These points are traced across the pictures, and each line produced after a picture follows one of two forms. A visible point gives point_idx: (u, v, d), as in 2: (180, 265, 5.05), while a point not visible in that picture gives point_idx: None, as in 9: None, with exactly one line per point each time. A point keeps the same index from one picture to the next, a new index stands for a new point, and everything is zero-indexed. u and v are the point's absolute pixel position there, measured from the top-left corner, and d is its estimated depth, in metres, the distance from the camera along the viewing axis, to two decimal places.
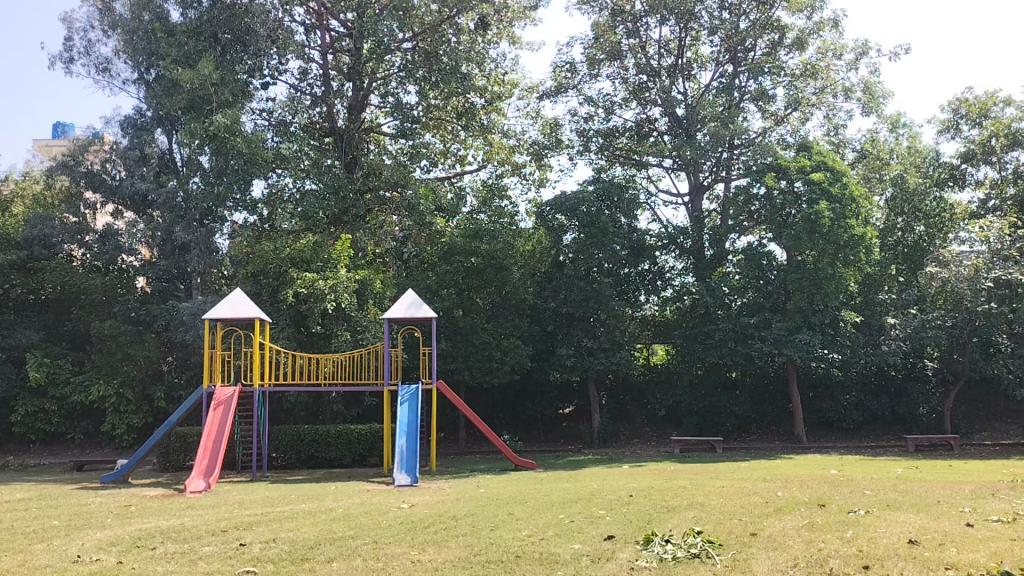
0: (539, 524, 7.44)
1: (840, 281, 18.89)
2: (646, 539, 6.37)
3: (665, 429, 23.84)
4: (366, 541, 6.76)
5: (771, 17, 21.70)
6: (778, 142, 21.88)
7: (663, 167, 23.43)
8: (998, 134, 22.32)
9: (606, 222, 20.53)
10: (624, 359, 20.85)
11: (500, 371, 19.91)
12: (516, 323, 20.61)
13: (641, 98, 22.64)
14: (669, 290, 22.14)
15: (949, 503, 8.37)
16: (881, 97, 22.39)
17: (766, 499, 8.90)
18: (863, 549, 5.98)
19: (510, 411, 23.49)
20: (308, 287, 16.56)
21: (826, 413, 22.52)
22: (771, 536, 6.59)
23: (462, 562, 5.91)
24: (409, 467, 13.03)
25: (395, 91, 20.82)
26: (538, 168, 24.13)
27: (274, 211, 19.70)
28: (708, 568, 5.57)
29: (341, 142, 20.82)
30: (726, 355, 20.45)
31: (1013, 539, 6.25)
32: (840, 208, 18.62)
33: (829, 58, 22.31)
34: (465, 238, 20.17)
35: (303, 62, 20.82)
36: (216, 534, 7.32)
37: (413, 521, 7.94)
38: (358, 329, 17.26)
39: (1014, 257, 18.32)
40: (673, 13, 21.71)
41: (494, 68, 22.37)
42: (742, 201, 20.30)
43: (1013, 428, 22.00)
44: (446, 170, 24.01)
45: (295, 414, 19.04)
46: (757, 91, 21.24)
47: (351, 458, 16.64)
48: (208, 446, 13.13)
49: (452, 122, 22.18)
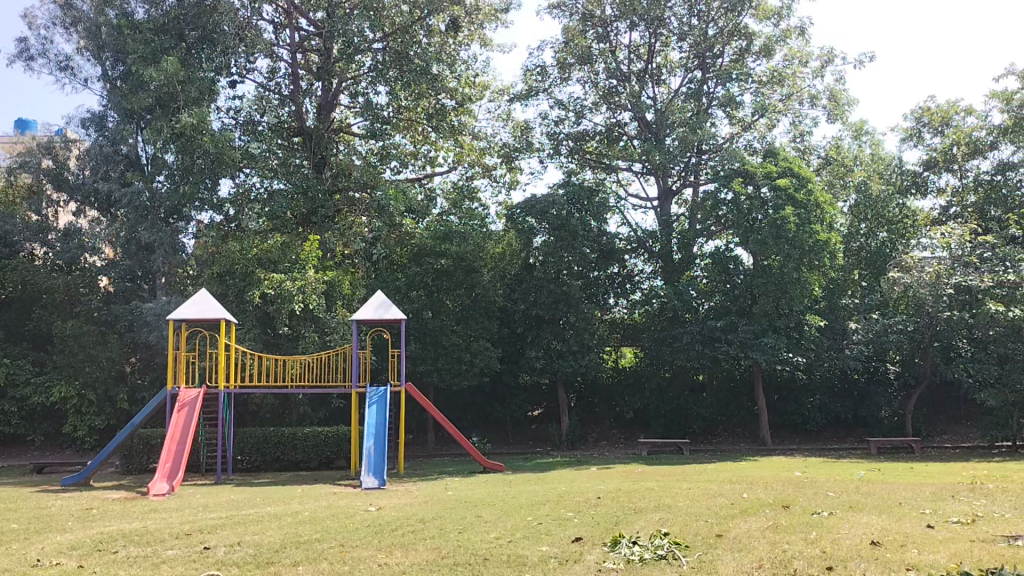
0: (506, 526, 7.47)
1: (805, 285, 19.26)
2: (613, 540, 6.42)
3: (632, 431, 23.98)
4: (332, 544, 6.72)
5: (738, 24, 21.93)
6: (745, 148, 22.15)
7: (632, 171, 23.57)
8: (959, 143, 22.84)
9: (575, 225, 20.60)
10: (593, 362, 21.09)
11: (470, 373, 19.97)
12: (486, 325, 20.81)
13: (610, 102, 22.72)
14: (638, 293, 22.32)
15: (910, 504, 8.54)
16: (846, 104, 22.73)
17: (731, 500, 9.01)
18: (826, 550, 6.07)
19: (478, 413, 23.45)
20: (275, 288, 16.46)
21: (791, 416, 22.85)
22: (736, 537, 6.66)
23: (429, 564, 5.89)
24: (376, 469, 12.99)
25: (365, 91, 20.80)
26: (508, 170, 24.17)
27: (241, 211, 19.47)
28: (674, 568, 5.63)
29: (309, 141, 20.32)
30: (694, 358, 20.54)
31: (972, 540, 6.40)
32: (805, 213, 18.97)
33: (796, 66, 22.64)
34: (434, 240, 20.08)
35: (271, 60, 20.61)
36: (180, 537, 7.24)
37: (379, 523, 7.91)
38: (327, 330, 17.18)
39: (974, 263, 18.76)
40: (642, 19, 21.85)
41: (465, 69, 22.35)
42: (710, 207, 20.48)
43: (972, 430, 22.48)
44: (416, 171, 23.96)
45: (260, 415, 18.88)
46: (724, 97, 21.42)
47: (318, 460, 16.51)
48: (171, 449, 12.93)
49: (422, 123, 22.02)
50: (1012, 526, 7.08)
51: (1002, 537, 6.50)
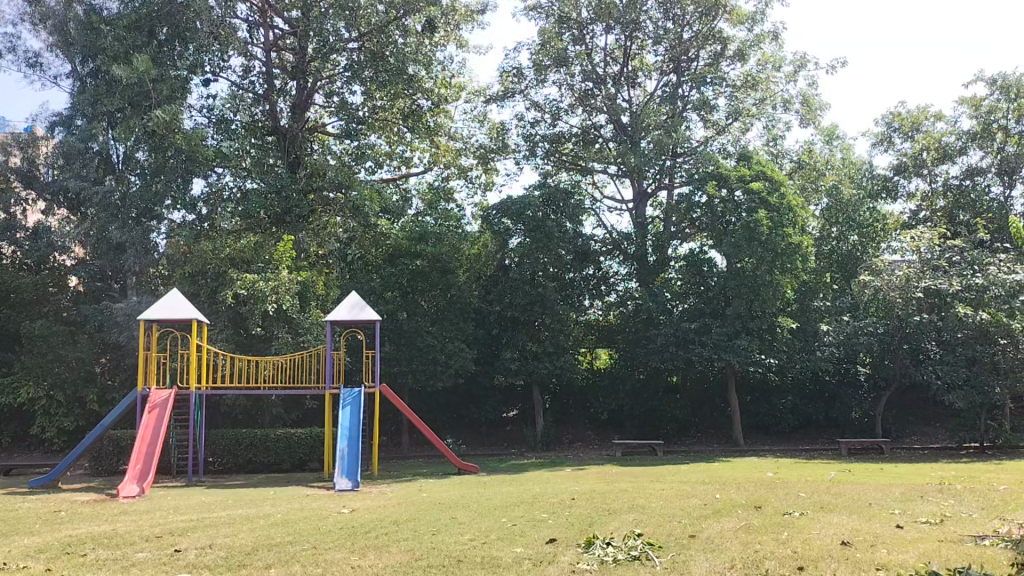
0: (481, 528, 7.47)
1: (777, 289, 19.40)
2: (587, 541, 6.44)
3: (607, 433, 24.02)
4: (306, 547, 6.67)
5: (713, 28, 22.11)
6: (719, 151, 22.34)
7: (608, 173, 23.65)
8: (929, 148, 23.37)
9: (551, 228, 20.55)
10: (567, 363, 21.19)
11: (444, 375, 19.83)
12: (461, 327, 20.77)
13: (586, 104, 22.74)
14: (613, 295, 22.46)
15: (880, 504, 8.64)
16: (818, 108, 22.96)
17: (705, 501, 9.08)
18: (797, 550, 6.12)
19: (453, 415, 23.41)
20: (248, 288, 16.23)
21: (763, 417, 23.02)
22: (709, 538, 6.70)
23: (403, 566, 5.87)
24: (349, 471, 12.89)
25: (340, 91, 20.72)
26: (483, 172, 24.16)
27: (214, 210, 19.27)
28: (648, 569, 5.66)
29: (283, 140, 20.32)
30: (668, 360, 20.67)
31: (940, 540, 6.48)
32: (777, 216, 19.19)
33: (769, 70, 22.83)
34: (409, 241, 20.20)
35: (245, 59, 20.43)
36: (151, 540, 7.15)
37: (353, 525, 7.87)
38: (300, 331, 17.02)
39: (943, 267, 19.08)
40: (618, 22, 21.94)
41: (441, 70, 22.27)
42: (685, 209, 20.61)
43: (940, 433, 22.82)
44: (392, 172, 23.88)
45: (233, 417, 18.72)
46: (699, 100, 21.59)
47: (291, 463, 16.33)
48: (142, 450, 12.81)
49: (398, 124, 21.90)
50: (978, 526, 7.19)
51: (969, 537, 6.59)
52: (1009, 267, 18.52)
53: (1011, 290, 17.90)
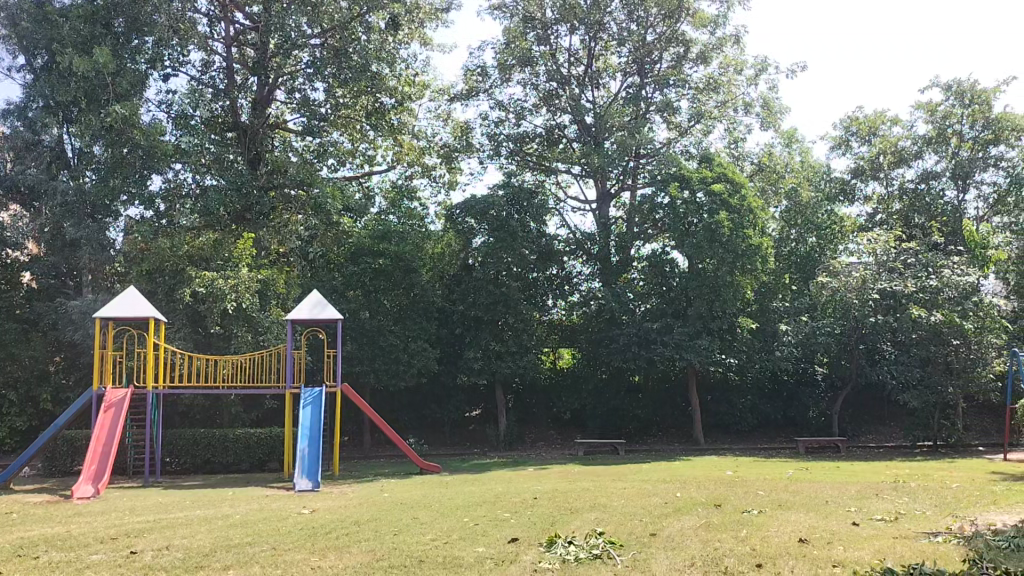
0: (442, 528, 7.43)
1: (737, 289, 19.71)
2: (549, 540, 6.45)
3: (569, 432, 24.05)
4: (265, 548, 6.59)
5: (676, 31, 22.30)
6: (682, 152, 22.56)
7: (571, 174, 23.73)
8: (885, 152, 23.87)
9: (515, 227, 20.53)
10: (530, 363, 21.25)
11: (407, 374, 19.77)
12: (424, 326, 20.77)
13: (550, 104, 22.76)
14: (576, 294, 22.63)
15: (837, 502, 8.76)
16: (778, 112, 23.29)
17: (665, 500, 9.14)
18: (756, 548, 6.17)
19: (415, 414, 23.26)
20: (207, 286, 16.02)
21: (723, 416, 23.25)
22: (669, 536, 6.74)
23: (364, 567, 5.84)
24: (310, 471, 12.78)
25: (302, 87, 20.51)
26: (447, 170, 24.08)
27: (172, 207, 18.94)
28: (609, 568, 5.67)
29: (244, 137, 20.23)
30: (630, 359, 20.80)
31: (894, 537, 6.60)
32: (738, 218, 19.43)
33: (731, 74, 23.12)
34: (371, 239, 20.00)
35: (205, 53, 20.12)
36: (105, 541, 7.02)
37: (313, 526, 7.79)
38: (260, 330, 16.77)
39: (899, 269, 19.48)
40: (583, 23, 22.07)
41: (405, 68, 22.13)
42: (647, 210, 20.70)
43: (895, 432, 23.24)
44: (354, 169, 23.71)
45: (190, 417, 18.41)
46: (662, 103, 21.78)
47: (250, 463, 16.15)
48: (97, 450, 12.56)
49: (361, 122, 21.73)
50: (931, 523, 7.33)
51: (923, 535, 6.72)
52: (962, 270, 19.10)
53: (965, 292, 18.53)
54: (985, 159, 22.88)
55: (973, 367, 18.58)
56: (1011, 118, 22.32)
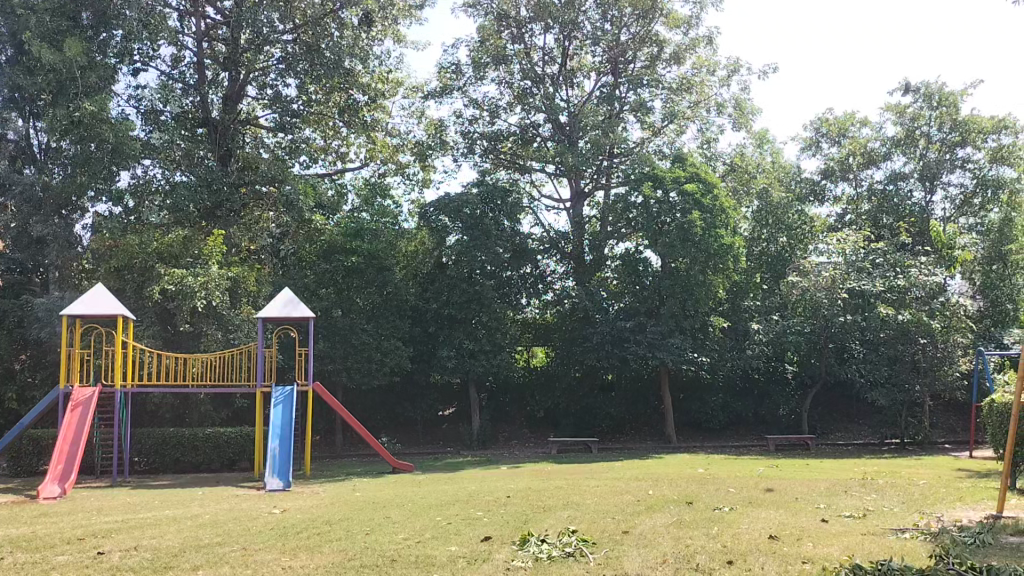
0: (415, 527, 7.41)
1: (709, 288, 19.94)
2: (522, 539, 6.45)
3: (543, 431, 24.07)
4: (235, 548, 6.53)
5: (650, 31, 22.41)
6: (655, 152, 22.69)
7: (545, 173, 23.74)
8: (854, 153, 24.18)
9: (489, 224, 20.67)
10: (504, 361, 21.26)
11: (380, 373, 19.67)
12: (397, 324, 20.63)
13: (524, 103, 22.76)
14: (550, 293, 22.59)
15: (806, 499, 8.86)
16: (750, 113, 23.48)
17: (637, 497, 9.20)
18: (726, 545, 6.23)
19: (388, 413, 23.14)
20: (176, 283, 15.78)
21: (695, 415, 23.43)
22: (641, 534, 6.78)
23: (335, 566, 5.80)
24: (281, 470, 12.72)
25: (274, 83, 20.30)
26: (421, 168, 24.02)
27: (141, 203, 18.91)
28: (581, 566, 5.68)
29: (214, 133, 19.72)
30: (603, 358, 21.00)
31: (863, 534, 6.68)
32: (711, 218, 19.58)
33: (703, 74, 23.27)
34: (345, 237, 19.91)
35: (176, 48, 19.89)
36: (71, 542, 6.91)
37: (284, 525, 7.73)
38: (231, 328, 16.65)
39: (867, 269, 19.75)
40: (557, 22, 22.07)
41: (378, 65, 21.99)
42: (621, 209, 20.69)
43: (863, 430, 23.58)
44: (327, 167, 23.56)
45: (159, 416, 18.19)
46: (635, 103, 21.88)
47: (220, 463, 16.01)
48: (64, 449, 12.37)
49: (333, 118, 21.58)
50: (899, 520, 7.43)
51: (891, 531, 6.81)
52: (929, 269, 19.52)
53: (932, 291, 19.09)
54: (953, 161, 23.28)
55: (940, 366, 18.92)
56: (977, 121, 22.74)
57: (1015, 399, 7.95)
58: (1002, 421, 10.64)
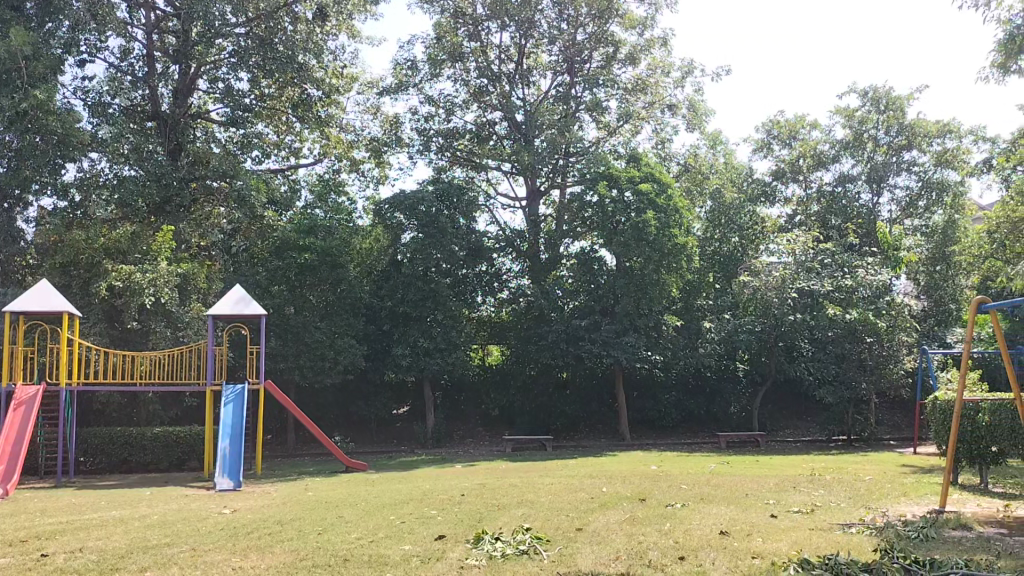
0: (367, 526, 7.33)
1: (663, 287, 20.09)
2: (476, 536, 6.45)
3: (498, 429, 24.07)
4: (184, 549, 6.42)
5: (606, 31, 22.53)
6: (611, 151, 22.86)
7: (501, 171, 23.76)
8: (805, 155, 24.71)
9: (444, 223, 20.63)
10: (459, 359, 21.05)
11: (333, 371, 19.50)
12: (351, 322, 20.46)
13: (480, 101, 22.79)
14: (506, 291, 22.61)
15: (757, 496, 8.99)
16: (704, 114, 23.75)
17: (591, 495, 9.27)
18: (679, 541, 6.29)
19: (342, 412, 22.93)
20: (123, 280, 15.47)
21: (649, 413, 23.66)
22: (595, 531, 6.82)
23: (286, 567, 5.73)
24: (231, 470, 12.51)
25: (225, 77, 19.95)
26: (376, 165, 23.83)
27: (88, 197, 18.23)
28: (535, 563, 5.71)
29: (164, 127, 19.48)
30: (558, 356, 21.21)
31: (811, 529, 6.81)
32: (665, 217, 19.80)
33: (658, 75, 23.46)
34: (297, 233, 19.57)
35: (124, 40, 19.41)
36: (14, 544, 6.74)
37: (234, 525, 7.63)
38: (179, 326, 16.31)
39: (816, 268, 20.15)
40: (513, 20, 22.10)
41: (332, 60, 21.76)
42: (576, 208, 20.81)
43: (811, 426, 24.11)
44: (280, 161, 23.26)
45: (105, 414, 17.78)
46: (591, 102, 22.00)
47: (169, 462, 15.70)
48: (5, 449, 12.00)
49: (286, 112, 21.30)
50: (845, 515, 7.59)
51: (837, 526, 6.95)
52: (874, 270, 20.01)
53: (878, 291, 19.57)
54: (899, 163, 23.92)
55: (885, 364, 19.47)
56: (923, 125, 23.36)
57: (957, 397, 8.02)
58: (944, 418, 10.93)
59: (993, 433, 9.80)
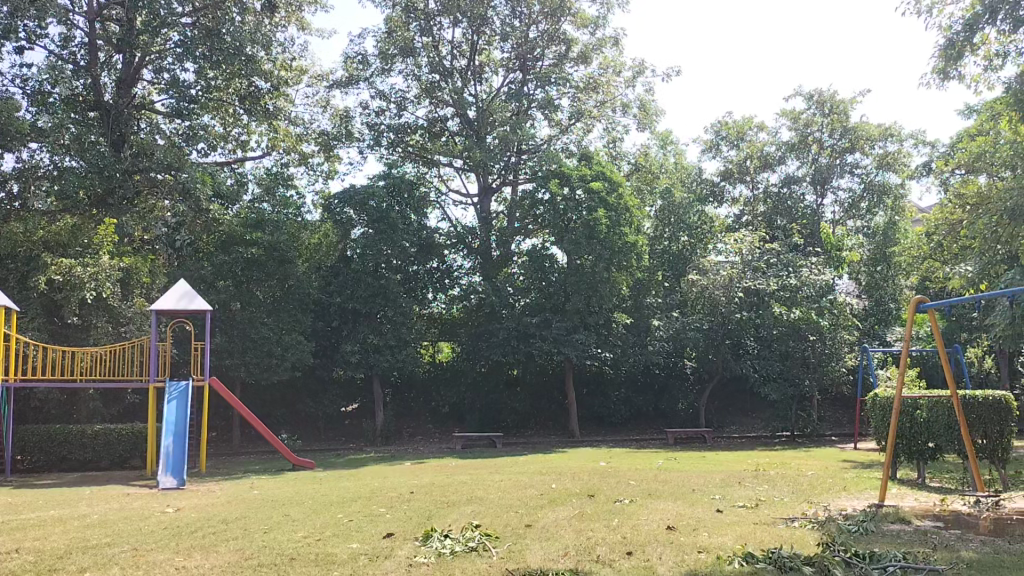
0: (314, 525, 7.25)
1: (612, 285, 20.27)
2: (425, 534, 6.42)
3: (448, 426, 23.98)
4: (126, 549, 6.27)
5: (558, 30, 22.64)
6: (562, 150, 22.99)
7: (453, 167, 23.72)
8: (751, 157, 25.26)
9: (395, 218, 20.52)
10: (410, 356, 20.94)
11: (280, 368, 19.24)
12: (299, 318, 20.17)
13: (433, 97, 22.69)
14: (457, 288, 22.47)
15: (702, 491, 9.12)
16: (654, 114, 24.01)
17: (540, 491, 9.30)
18: (627, 536, 6.36)
19: (289, 410, 22.64)
20: (63, 274, 14.90)
21: (599, 409, 23.84)
22: (544, 527, 6.83)
23: (232, 566, 5.63)
24: (175, 468, 12.25)
25: (170, 68, 19.51)
26: (326, 159, 23.57)
27: (26, 188, 17.68)
28: (484, 560, 5.70)
29: (107, 117, 18.68)
30: (509, 354, 20.98)
31: (755, 523, 6.94)
32: (615, 216, 20.04)
33: (610, 74, 23.64)
34: (244, 227, 19.43)
35: (66, 27, 18.86)
36: None
37: (178, 525, 7.47)
38: (121, 321, 16.15)
39: (762, 269, 20.58)
40: (464, 15, 22.05)
41: (281, 52, 21.47)
42: (528, 205, 20.82)
43: (757, 422, 24.58)
44: (227, 154, 22.88)
45: (43, 411, 17.29)
46: (544, 100, 22.06)
47: (111, 460, 15.34)
48: None
49: (233, 105, 20.96)
50: (789, 510, 7.74)
51: (780, 520, 7.09)
52: (818, 270, 20.55)
53: (820, 290, 20.03)
54: (843, 166, 24.51)
55: (828, 362, 19.97)
56: (865, 128, 23.86)
57: (895, 393, 8.19)
58: (883, 415, 11.20)
59: (930, 429, 10.09)
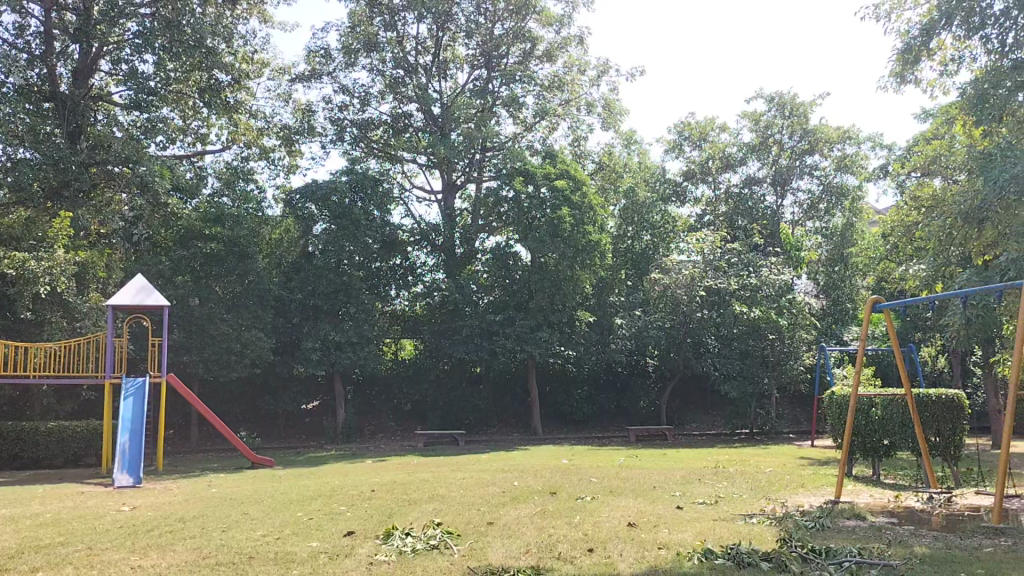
0: (274, 523, 7.18)
1: (576, 283, 20.53)
2: (386, 532, 6.40)
3: (410, 424, 23.89)
4: (79, 548, 6.16)
5: (523, 27, 22.62)
6: (527, 147, 22.99)
7: (417, 163, 23.57)
8: (713, 157, 25.52)
9: (358, 214, 20.49)
10: (372, 353, 20.83)
11: (240, 365, 19.15)
12: (258, 315, 20.02)
13: (396, 93, 22.54)
14: (420, 286, 22.39)
15: (663, 488, 9.21)
16: (618, 113, 24.11)
17: (502, 489, 9.31)
18: (588, 533, 6.40)
19: (248, 407, 22.40)
20: (16, 267, 14.38)
21: (561, 407, 23.93)
22: (506, 525, 6.84)
23: (190, 566, 5.55)
24: (131, 466, 12.03)
25: (128, 59, 19.14)
26: (287, 153, 23.28)
27: None
28: (446, 558, 5.69)
29: (62, 108, 18.17)
30: (472, 351, 20.99)
31: (716, 520, 7.02)
32: (579, 214, 20.09)
33: (574, 73, 23.70)
34: (202, 222, 19.17)
35: (19, 15, 18.41)
36: None
37: (133, 524, 7.34)
38: (76, 316, 15.88)
39: (723, 268, 20.71)
40: (429, 12, 21.95)
41: (242, 44, 21.17)
42: (492, 203, 20.84)
43: (716, 420, 24.84)
44: (185, 148, 22.54)
45: None
46: (508, 98, 22.07)
47: (64, 459, 15.05)
48: None
49: (193, 97, 20.64)
50: (747, 506, 7.85)
51: (739, 517, 7.19)
52: (777, 269, 20.77)
53: (779, 291, 20.34)
54: (802, 167, 24.90)
55: (788, 360, 20.58)
56: (825, 130, 24.25)
57: (851, 391, 8.28)
58: (841, 412, 11.36)
59: (885, 426, 10.31)
